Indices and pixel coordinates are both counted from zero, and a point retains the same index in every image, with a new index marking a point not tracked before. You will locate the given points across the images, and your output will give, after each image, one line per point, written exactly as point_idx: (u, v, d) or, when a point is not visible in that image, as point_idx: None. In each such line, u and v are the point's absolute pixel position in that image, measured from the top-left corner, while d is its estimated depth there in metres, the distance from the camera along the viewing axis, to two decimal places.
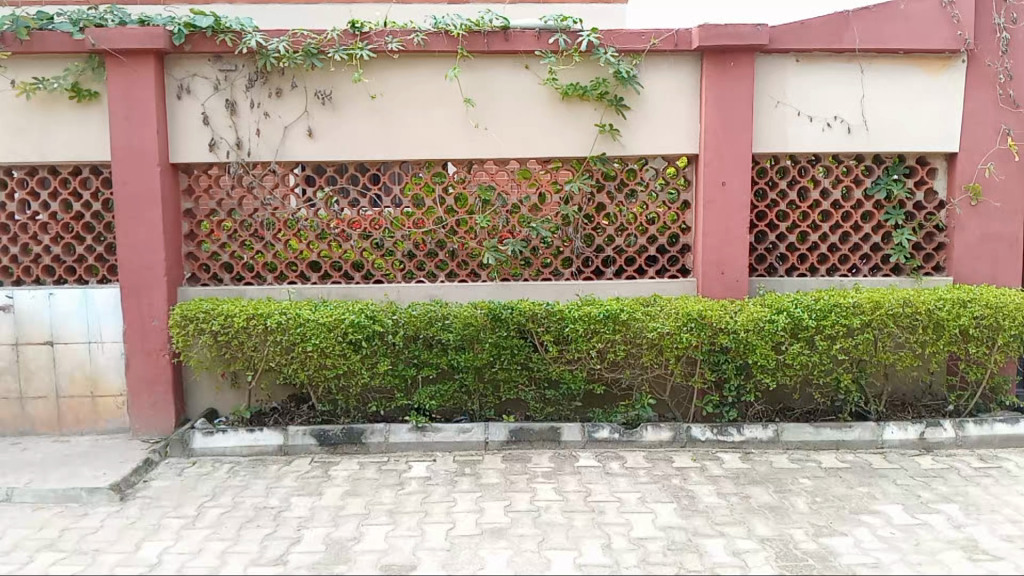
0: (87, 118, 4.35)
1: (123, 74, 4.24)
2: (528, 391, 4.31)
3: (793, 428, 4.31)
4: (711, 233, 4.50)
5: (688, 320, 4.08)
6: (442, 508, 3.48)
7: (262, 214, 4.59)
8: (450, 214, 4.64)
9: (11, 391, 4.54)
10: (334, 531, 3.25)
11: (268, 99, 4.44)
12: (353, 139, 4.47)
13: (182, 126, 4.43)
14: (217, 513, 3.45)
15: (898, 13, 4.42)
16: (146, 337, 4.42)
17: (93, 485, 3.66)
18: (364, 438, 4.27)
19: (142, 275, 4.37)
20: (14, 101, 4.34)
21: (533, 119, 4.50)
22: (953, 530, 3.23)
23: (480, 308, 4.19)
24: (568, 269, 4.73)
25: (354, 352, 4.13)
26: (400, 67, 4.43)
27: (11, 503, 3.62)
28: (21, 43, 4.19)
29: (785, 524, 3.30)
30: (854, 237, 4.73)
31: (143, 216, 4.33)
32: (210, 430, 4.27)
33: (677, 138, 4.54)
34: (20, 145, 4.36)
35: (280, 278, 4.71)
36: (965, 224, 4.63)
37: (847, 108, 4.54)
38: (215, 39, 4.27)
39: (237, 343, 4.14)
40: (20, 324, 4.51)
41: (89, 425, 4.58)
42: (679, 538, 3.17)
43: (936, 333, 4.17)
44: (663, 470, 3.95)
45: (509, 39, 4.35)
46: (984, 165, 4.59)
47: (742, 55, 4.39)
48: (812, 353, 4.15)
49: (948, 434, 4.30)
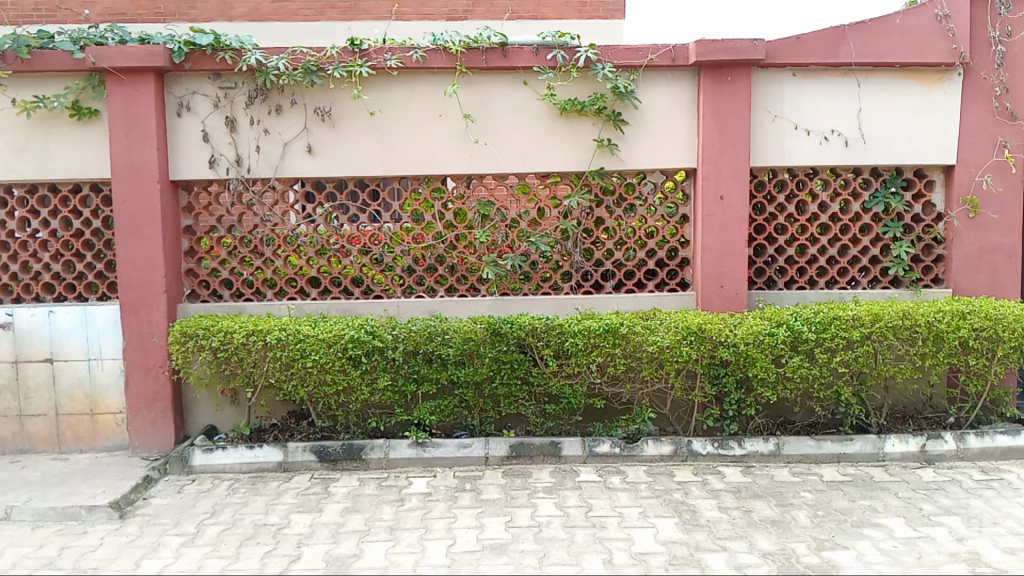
0: (87, 135, 4.37)
1: (123, 92, 4.26)
2: (529, 406, 4.31)
3: (794, 442, 4.30)
4: (710, 247, 4.51)
5: (689, 333, 4.08)
6: (443, 525, 3.47)
7: (262, 230, 4.60)
8: (449, 229, 4.64)
9: (10, 408, 4.53)
10: (334, 548, 3.24)
11: (268, 116, 4.46)
12: (352, 156, 4.49)
13: (182, 144, 4.44)
14: (217, 531, 3.43)
15: (893, 27, 4.45)
16: (145, 354, 4.41)
17: (92, 502, 3.65)
18: (364, 453, 4.26)
19: (142, 292, 4.38)
20: (15, 119, 4.35)
21: (532, 135, 4.51)
22: (956, 543, 3.21)
23: (480, 322, 4.19)
24: (567, 283, 4.73)
25: (354, 368, 4.13)
26: (399, 84, 4.45)
27: (10, 521, 3.61)
28: (22, 61, 4.22)
29: (788, 538, 3.29)
30: (853, 249, 4.74)
31: (143, 233, 4.34)
32: (209, 447, 4.26)
33: (675, 152, 4.55)
34: (21, 163, 4.38)
35: (280, 293, 4.72)
36: (964, 236, 4.64)
37: (845, 121, 4.56)
38: (216, 56, 4.30)
39: (237, 359, 4.13)
40: (19, 342, 4.50)
41: (88, 443, 4.57)
42: (681, 553, 3.15)
43: (936, 345, 4.16)
44: (664, 485, 3.94)
45: (507, 55, 4.38)
46: (982, 177, 4.62)
47: (739, 69, 4.41)
48: (812, 366, 4.14)
49: (949, 447, 4.29)
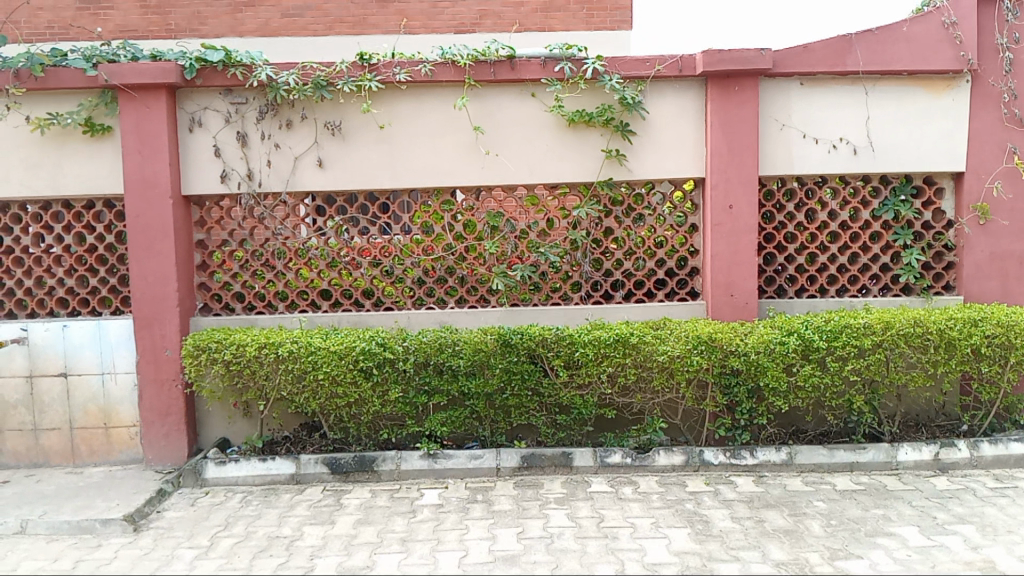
0: (100, 151, 4.42)
1: (135, 108, 4.31)
2: (540, 416, 4.31)
3: (807, 451, 4.29)
4: (720, 256, 4.50)
5: (699, 343, 4.09)
6: (454, 536, 3.47)
7: (273, 244, 4.62)
8: (459, 241, 4.66)
9: (25, 423, 4.57)
10: (347, 560, 3.25)
11: (279, 130, 4.50)
12: (362, 168, 4.52)
13: (193, 159, 4.48)
14: (230, 543, 3.45)
15: (899, 35, 4.46)
16: (158, 367, 4.44)
17: (107, 516, 3.67)
18: (376, 465, 4.27)
19: (155, 306, 4.41)
20: (29, 136, 4.41)
21: (541, 146, 4.53)
22: (970, 551, 3.19)
23: (490, 334, 4.20)
24: (577, 294, 4.73)
25: (365, 380, 4.14)
26: (409, 97, 4.48)
27: (25, 535, 3.63)
28: (36, 79, 4.27)
29: (801, 547, 3.28)
30: (863, 257, 4.72)
31: (156, 248, 4.38)
32: (222, 459, 4.28)
33: (683, 161, 4.56)
34: (35, 179, 4.43)
35: (292, 306, 4.74)
36: (975, 243, 4.62)
37: (853, 130, 4.56)
38: (227, 73, 4.34)
39: (249, 372, 4.16)
40: (33, 356, 4.55)
41: (102, 456, 4.60)
42: (694, 564, 3.15)
43: (948, 352, 4.15)
44: (676, 495, 3.93)
45: (514, 68, 4.41)
46: (992, 184, 4.61)
47: (746, 79, 4.43)
48: (824, 374, 4.13)
49: (963, 454, 4.27)
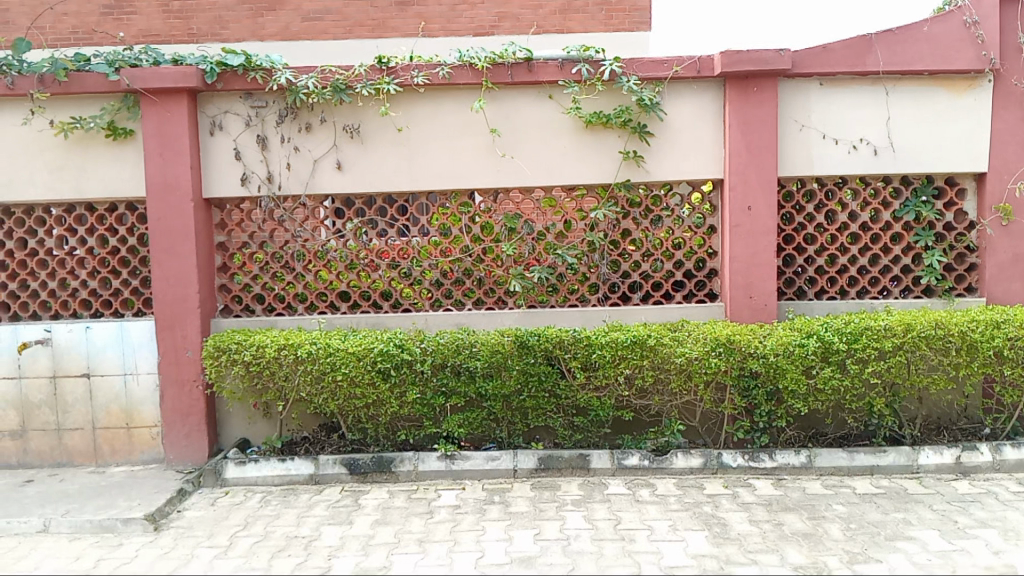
0: (123, 155, 4.47)
1: (157, 112, 4.36)
2: (557, 418, 4.31)
3: (826, 454, 4.26)
4: (738, 257, 4.49)
5: (717, 345, 4.06)
6: (471, 537, 3.48)
7: (293, 246, 4.66)
8: (476, 243, 4.67)
9: (48, 423, 4.63)
10: (364, 560, 3.26)
11: (298, 133, 4.53)
12: (381, 170, 4.54)
13: (215, 162, 4.53)
14: (250, 543, 3.48)
15: (920, 35, 4.42)
16: (179, 368, 4.48)
17: (128, 515, 3.71)
18: (394, 466, 4.29)
19: (176, 308, 4.45)
20: (52, 140, 4.47)
21: (558, 148, 4.53)
22: (991, 556, 3.16)
23: (507, 335, 4.21)
24: (595, 296, 4.73)
25: (382, 381, 4.16)
26: (427, 100, 4.50)
27: (48, 533, 3.68)
28: (60, 84, 4.34)
29: (820, 551, 3.25)
30: (884, 258, 4.68)
31: (178, 250, 4.42)
32: (242, 460, 4.32)
33: (702, 163, 4.54)
34: (58, 182, 4.49)
35: (311, 308, 4.77)
36: (997, 245, 4.57)
37: (873, 130, 4.52)
38: (246, 76, 4.38)
39: (269, 372, 4.19)
40: (57, 357, 4.61)
41: (124, 456, 4.65)
42: (711, 566, 3.13)
43: (970, 355, 4.11)
44: (694, 497, 3.92)
45: (532, 70, 4.42)
46: (1014, 185, 4.56)
47: (765, 80, 4.40)
48: (844, 377, 4.10)
49: (985, 458, 4.23)
